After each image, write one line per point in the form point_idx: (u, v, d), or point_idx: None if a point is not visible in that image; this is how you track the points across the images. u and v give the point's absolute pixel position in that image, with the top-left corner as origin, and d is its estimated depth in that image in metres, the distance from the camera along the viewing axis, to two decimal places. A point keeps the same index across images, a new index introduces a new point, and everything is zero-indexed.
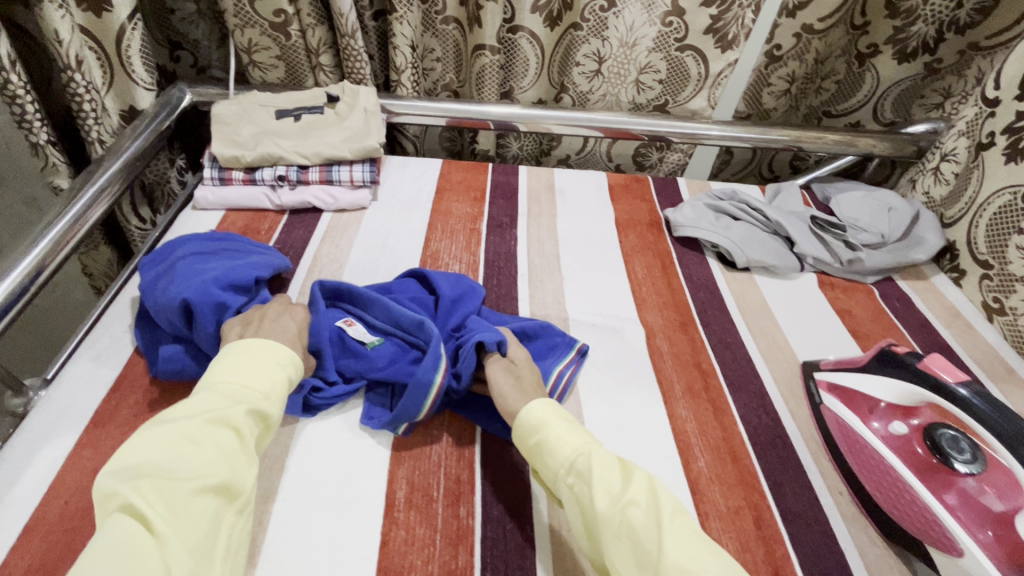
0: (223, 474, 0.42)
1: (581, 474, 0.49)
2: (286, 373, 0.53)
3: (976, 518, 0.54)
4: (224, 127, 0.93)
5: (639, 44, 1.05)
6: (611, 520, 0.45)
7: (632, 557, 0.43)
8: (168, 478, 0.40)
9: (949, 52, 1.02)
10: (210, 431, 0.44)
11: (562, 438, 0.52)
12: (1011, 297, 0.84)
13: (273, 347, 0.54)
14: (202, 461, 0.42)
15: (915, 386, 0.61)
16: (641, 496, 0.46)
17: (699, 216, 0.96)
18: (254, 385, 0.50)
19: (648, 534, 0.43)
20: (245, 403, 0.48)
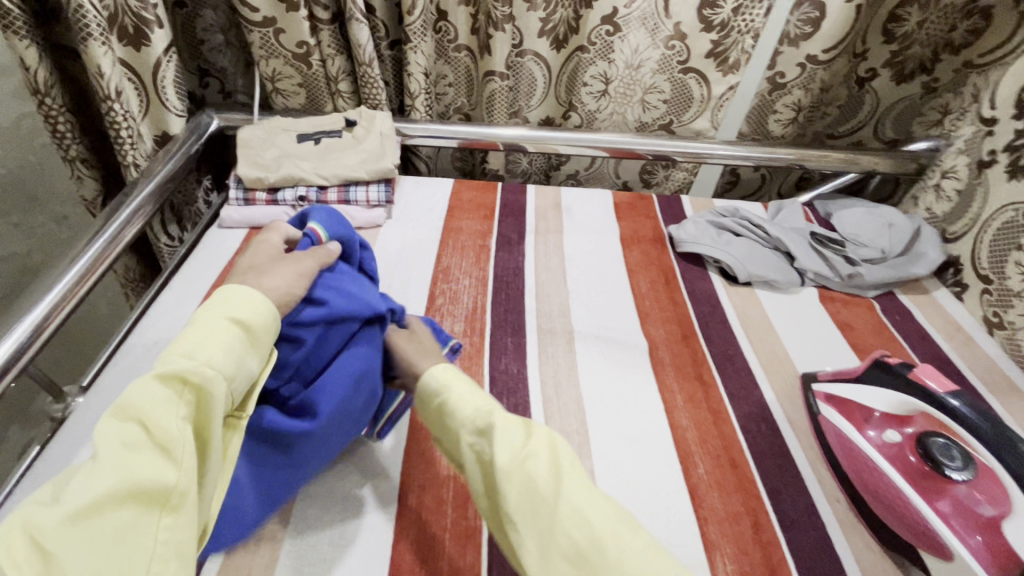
0: (117, 477, 0.36)
1: (484, 432, 0.50)
2: (226, 314, 0.45)
3: (967, 525, 0.57)
4: (250, 151, 0.99)
5: (644, 66, 1.10)
6: (510, 472, 0.47)
7: (525, 505, 0.46)
8: (52, 504, 0.35)
9: (945, 70, 1.04)
10: (108, 430, 0.38)
11: (464, 400, 0.52)
12: (1010, 312, 0.87)
13: (219, 301, 0.46)
14: (94, 466, 0.36)
15: (909, 396, 0.63)
16: (540, 448, 0.48)
17: (702, 233, 0.99)
18: (174, 353, 0.42)
19: (546, 484, 0.46)
20: (157, 376, 0.41)
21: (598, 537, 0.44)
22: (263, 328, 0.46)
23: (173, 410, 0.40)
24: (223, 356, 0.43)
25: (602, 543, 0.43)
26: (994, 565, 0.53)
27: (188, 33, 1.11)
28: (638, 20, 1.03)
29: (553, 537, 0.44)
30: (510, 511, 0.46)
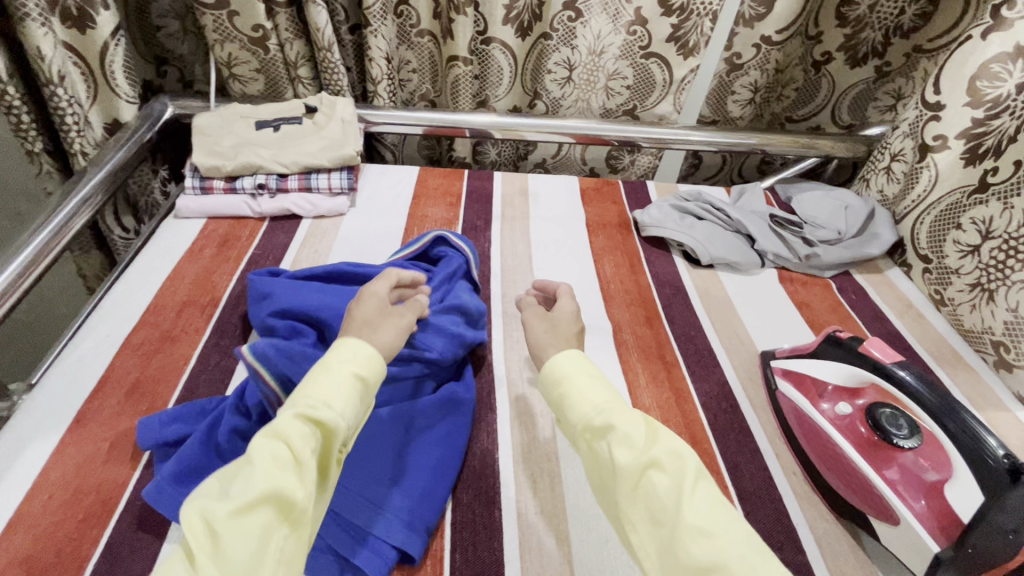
0: (264, 484, 0.38)
1: (598, 431, 0.47)
2: (351, 369, 0.47)
3: (912, 490, 0.59)
4: (205, 139, 0.96)
5: (607, 52, 1.10)
6: (630, 474, 0.43)
7: (645, 512, 0.42)
8: (221, 498, 0.37)
9: (897, 55, 1.09)
10: (259, 444, 0.40)
11: (583, 395, 0.50)
12: (949, 289, 0.90)
13: (343, 345, 0.49)
14: (250, 475, 0.38)
15: (859, 368, 0.64)
16: (665, 457, 0.43)
17: (665, 217, 1.00)
18: (310, 392, 0.44)
19: (668, 496, 0.41)
20: (299, 411, 0.43)
21: (723, 560, 0.37)
22: (376, 378, 0.49)
23: (311, 443, 0.41)
24: (351, 407, 0.45)
25: (725, 563, 0.37)
26: (936, 527, 0.55)
27: (141, 18, 1.06)
28: (600, 5, 1.03)
29: (675, 551, 0.39)
30: (629, 513, 0.43)
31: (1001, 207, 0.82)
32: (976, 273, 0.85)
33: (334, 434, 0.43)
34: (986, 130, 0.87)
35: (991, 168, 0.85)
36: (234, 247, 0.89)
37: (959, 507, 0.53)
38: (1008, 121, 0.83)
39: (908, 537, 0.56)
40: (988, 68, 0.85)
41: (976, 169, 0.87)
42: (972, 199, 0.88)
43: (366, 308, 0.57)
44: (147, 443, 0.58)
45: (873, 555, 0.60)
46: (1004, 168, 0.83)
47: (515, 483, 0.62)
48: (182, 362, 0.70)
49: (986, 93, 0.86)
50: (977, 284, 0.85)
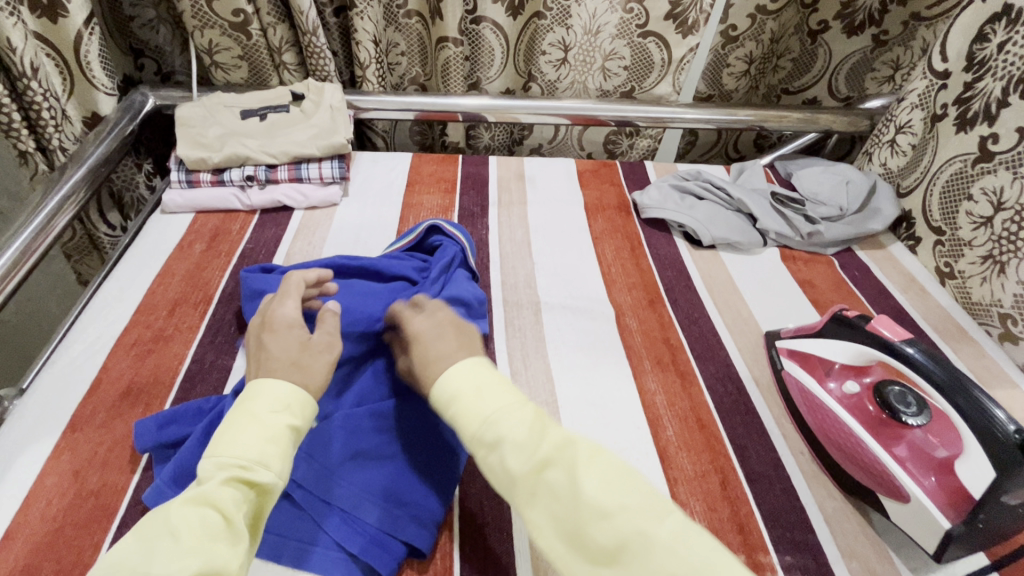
0: (197, 565, 0.35)
1: (490, 446, 0.42)
2: (285, 419, 0.44)
3: (921, 467, 0.58)
4: (190, 130, 0.92)
5: (602, 31, 1.07)
6: (526, 481, 0.40)
7: (548, 516, 0.39)
8: None
9: (894, 23, 1.06)
10: (187, 516, 0.37)
11: (468, 411, 0.43)
12: (960, 262, 0.89)
13: (270, 387, 0.45)
14: (173, 551, 0.35)
15: (866, 346, 0.63)
16: (552, 448, 0.40)
17: (665, 197, 0.99)
18: (241, 454, 0.41)
19: (565, 491, 0.39)
20: (227, 474, 0.40)
21: (629, 535, 0.36)
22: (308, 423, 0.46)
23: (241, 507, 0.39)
24: (286, 463, 0.43)
25: (645, 531, 0.36)
26: (946, 504, 0.54)
27: (113, 7, 1.02)
28: None
29: (583, 538, 0.38)
30: (538, 524, 0.40)
31: (1011, 177, 0.81)
32: (989, 245, 0.84)
33: (270, 494, 0.41)
34: (972, 94, 0.88)
35: (987, 134, 0.85)
36: (224, 241, 0.87)
37: (969, 483, 0.53)
38: (991, 83, 0.85)
39: (918, 514, 0.55)
40: (983, 31, 0.86)
41: (970, 136, 0.88)
42: (976, 169, 0.86)
43: (284, 343, 0.50)
44: (145, 445, 0.56)
45: (883, 533, 0.60)
46: (1003, 134, 0.83)
47: None
48: (177, 361, 0.68)
49: (978, 55, 0.87)
50: (989, 257, 0.84)
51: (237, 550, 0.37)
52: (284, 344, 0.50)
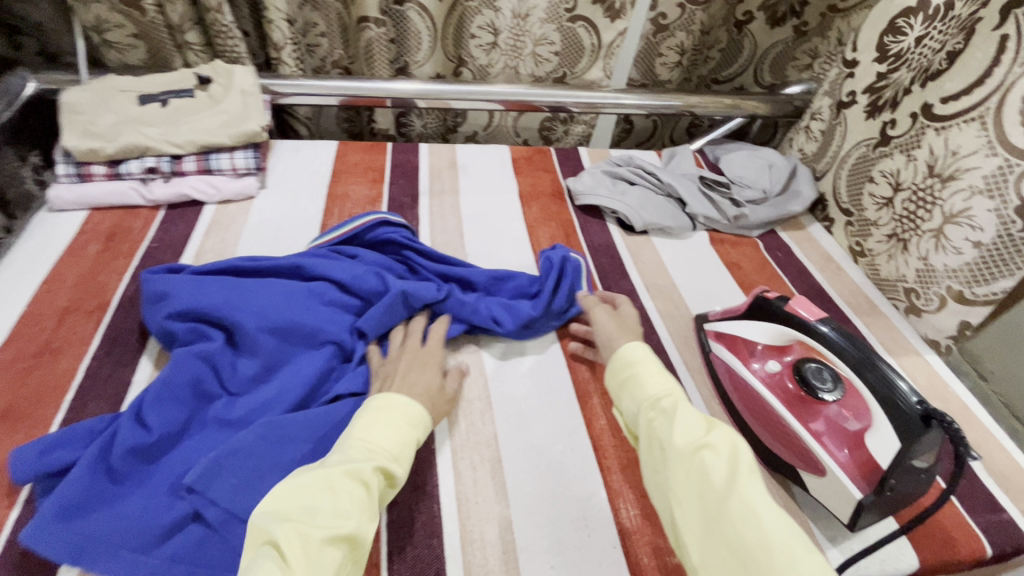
0: (352, 526, 0.43)
1: (665, 411, 0.53)
2: (418, 428, 0.53)
3: (837, 440, 0.61)
4: (77, 117, 0.83)
5: (532, 15, 1.04)
6: (685, 454, 0.49)
7: (694, 491, 0.48)
8: (308, 523, 0.42)
9: (813, 15, 1.11)
10: (346, 482, 0.45)
11: (656, 378, 0.57)
12: (868, 240, 0.94)
13: (412, 403, 0.53)
14: (337, 509, 0.43)
15: (786, 326, 0.66)
16: (719, 441, 0.50)
17: (598, 184, 0.98)
18: (388, 446, 0.49)
19: (718, 476, 0.47)
20: (378, 462, 0.48)
21: (768, 541, 0.43)
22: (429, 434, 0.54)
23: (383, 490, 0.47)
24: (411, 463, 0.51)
25: (770, 547, 0.42)
26: (859, 475, 0.57)
27: None
28: None
29: (718, 524, 0.45)
30: (677, 492, 0.48)
31: (905, 159, 0.87)
32: (892, 224, 0.89)
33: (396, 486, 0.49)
34: (885, 84, 0.92)
35: (889, 120, 0.90)
36: (123, 242, 0.79)
37: (878, 455, 0.56)
38: (904, 74, 0.89)
39: (833, 486, 0.58)
40: (896, 24, 0.90)
41: (875, 122, 0.93)
42: (877, 152, 0.92)
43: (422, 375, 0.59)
44: (23, 477, 0.50)
45: (804, 505, 0.63)
46: (901, 121, 0.88)
47: (453, 472, 0.60)
48: (65, 379, 0.61)
49: (892, 48, 0.91)
50: (893, 235, 0.89)
51: (373, 525, 0.45)
52: (425, 378, 0.59)
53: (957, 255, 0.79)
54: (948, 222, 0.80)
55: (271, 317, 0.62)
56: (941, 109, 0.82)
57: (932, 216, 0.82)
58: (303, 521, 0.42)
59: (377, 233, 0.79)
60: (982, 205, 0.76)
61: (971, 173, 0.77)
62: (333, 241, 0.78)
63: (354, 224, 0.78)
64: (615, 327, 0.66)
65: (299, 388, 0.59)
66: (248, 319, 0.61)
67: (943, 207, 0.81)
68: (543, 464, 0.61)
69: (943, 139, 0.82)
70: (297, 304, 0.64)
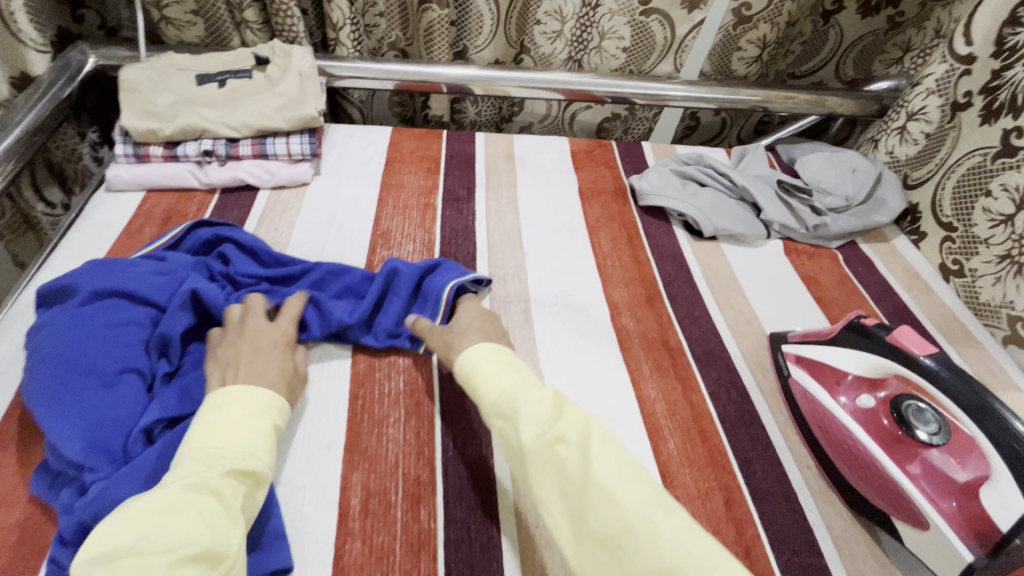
0: (202, 541, 0.38)
1: (507, 416, 0.49)
2: (273, 420, 0.50)
3: (940, 489, 0.55)
4: (136, 96, 0.81)
5: (602, 6, 0.97)
6: (538, 454, 0.46)
7: (556, 486, 0.45)
8: (146, 552, 0.36)
9: (910, 5, 1.01)
10: (186, 498, 0.40)
11: (490, 381, 0.52)
12: (973, 259, 0.85)
13: (253, 392, 0.50)
14: (176, 527, 0.38)
15: (886, 359, 0.59)
16: (569, 428, 0.46)
17: (665, 183, 0.92)
18: (231, 445, 0.45)
19: (572, 464, 0.44)
20: (225, 465, 0.44)
21: (627, 521, 0.40)
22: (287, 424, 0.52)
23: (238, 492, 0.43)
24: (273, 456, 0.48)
25: (630, 526, 0.40)
26: (966, 531, 0.51)
27: None
28: None
29: (586, 519, 0.42)
30: (542, 494, 0.45)
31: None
32: (1008, 244, 0.80)
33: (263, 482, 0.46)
34: (1000, 83, 0.83)
35: (1013, 127, 0.80)
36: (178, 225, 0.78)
37: (996, 512, 0.49)
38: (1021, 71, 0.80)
39: (939, 543, 0.52)
40: (1016, 14, 0.81)
41: (993, 128, 0.84)
42: (998, 163, 0.82)
43: (270, 361, 0.55)
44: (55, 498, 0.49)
45: (893, 556, 0.56)
46: None
47: (513, 492, 0.56)
48: None
49: (1010, 40, 0.82)
50: (1008, 256, 0.80)
51: (232, 533, 0.41)
52: (277, 364, 0.55)
53: None
54: None
55: (54, 358, 0.51)
56: None
57: None
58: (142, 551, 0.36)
59: (199, 237, 0.71)
60: None
61: None
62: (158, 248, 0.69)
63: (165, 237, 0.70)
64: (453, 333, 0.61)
65: (98, 433, 0.49)
66: (31, 371, 0.51)
67: None
68: None
69: None
70: (82, 334, 0.53)
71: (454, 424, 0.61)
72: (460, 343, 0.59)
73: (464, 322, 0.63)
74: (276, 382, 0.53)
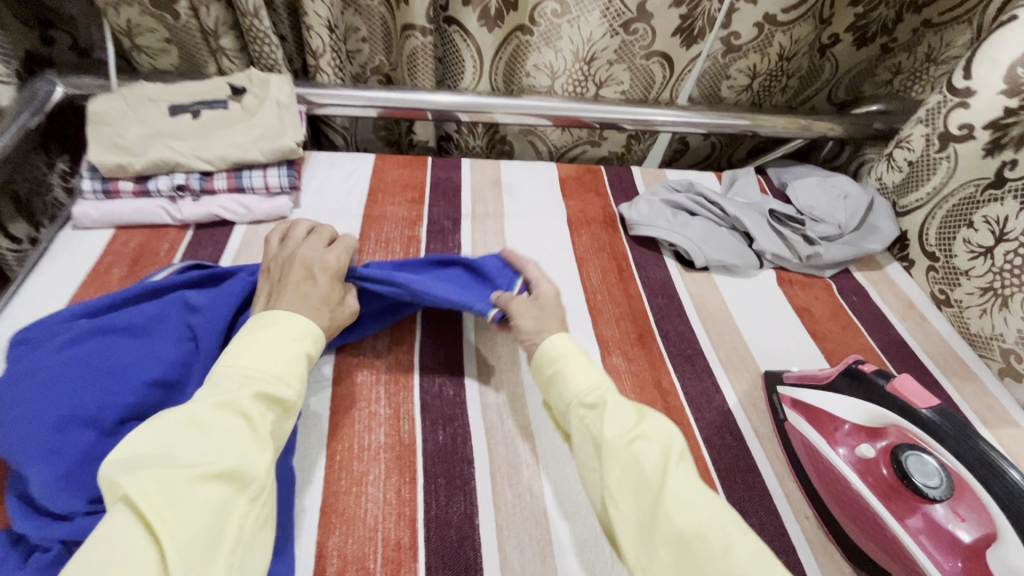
0: (228, 462, 0.41)
1: (593, 407, 0.52)
2: (305, 348, 0.52)
3: (946, 549, 0.52)
4: (104, 129, 0.77)
5: (598, 57, 0.97)
6: (618, 451, 0.48)
7: (627, 479, 0.47)
8: (171, 465, 0.39)
9: (904, 31, 0.99)
10: (216, 417, 0.43)
11: (580, 371, 0.55)
12: (956, 291, 0.85)
13: (292, 318, 0.52)
14: (204, 444, 0.41)
15: (885, 409, 0.57)
16: (652, 431, 0.49)
17: (656, 213, 0.90)
18: (264, 369, 0.48)
19: (653, 469, 0.46)
20: (254, 389, 0.46)
21: (704, 528, 0.42)
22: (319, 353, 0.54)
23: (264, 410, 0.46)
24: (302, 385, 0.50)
25: (706, 532, 0.42)
26: None
27: None
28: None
29: (658, 522, 0.44)
30: (613, 490, 0.47)
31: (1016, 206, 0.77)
32: (989, 277, 0.79)
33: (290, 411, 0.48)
34: (1014, 120, 0.77)
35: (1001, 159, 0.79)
36: (148, 265, 0.74)
37: None
38: None
39: None
40: None
41: (994, 162, 0.80)
42: (985, 194, 0.81)
43: (315, 291, 0.58)
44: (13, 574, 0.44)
45: None
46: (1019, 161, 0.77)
47: (498, 554, 0.53)
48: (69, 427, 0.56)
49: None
50: (990, 290, 0.80)
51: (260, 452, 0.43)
52: (325, 288, 0.58)
53: None
54: None
55: (38, 412, 0.46)
56: None
57: None
58: (163, 464, 0.39)
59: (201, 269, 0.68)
60: None
61: None
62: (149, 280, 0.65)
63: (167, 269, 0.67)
64: (535, 316, 0.62)
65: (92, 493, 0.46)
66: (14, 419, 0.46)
67: None
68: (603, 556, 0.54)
69: None
70: (70, 383, 0.49)
71: (436, 480, 0.58)
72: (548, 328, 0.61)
73: (548, 304, 0.64)
74: (317, 309, 0.56)
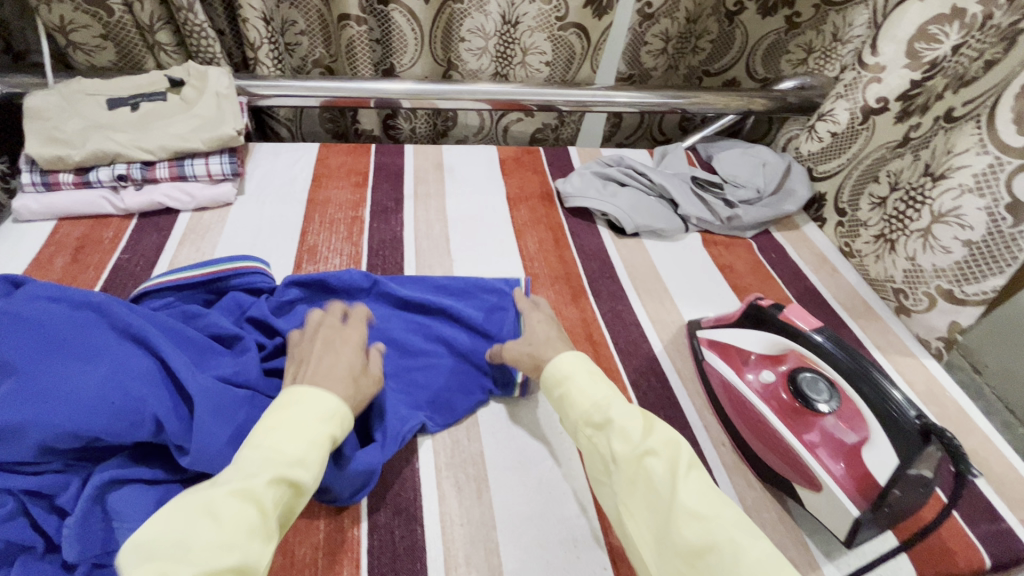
0: (236, 557, 0.36)
1: (599, 426, 0.50)
2: (330, 433, 0.46)
3: (832, 453, 0.58)
4: (42, 123, 0.79)
5: (521, 22, 1.03)
6: (628, 465, 0.46)
7: (642, 497, 0.45)
8: (180, 558, 0.35)
9: (806, 7, 1.08)
10: (231, 504, 0.38)
11: (584, 392, 0.53)
12: (857, 241, 0.94)
13: (318, 396, 0.47)
14: (216, 536, 0.37)
15: (776, 336, 0.63)
16: (659, 445, 0.46)
17: (587, 185, 0.96)
18: (287, 450, 0.43)
19: (661, 481, 0.44)
20: (274, 473, 0.41)
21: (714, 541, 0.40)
22: (344, 434, 0.49)
23: (279, 501, 0.41)
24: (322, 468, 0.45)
25: (715, 543, 0.40)
26: (853, 490, 0.55)
27: None
28: None
29: (669, 533, 0.42)
30: (626, 501, 0.46)
31: (913, 159, 0.88)
32: (881, 225, 0.89)
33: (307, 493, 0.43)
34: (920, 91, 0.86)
35: (915, 125, 0.88)
36: (93, 253, 0.76)
37: (875, 468, 0.54)
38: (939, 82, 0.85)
39: (830, 501, 0.56)
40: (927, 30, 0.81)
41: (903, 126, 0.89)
42: (894, 154, 0.91)
43: (334, 361, 0.53)
44: None
45: (800, 521, 0.60)
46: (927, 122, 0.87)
47: (437, 492, 0.58)
48: None
49: (926, 55, 0.82)
50: (881, 236, 0.89)
51: (268, 546, 0.39)
52: (347, 360, 0.54)
53: (946, 254, 0.79)
54: (937, 221, 0.79)
55: (70, 391, 0.45)
56: (959, 111, 0.81)
57: (920, 215, 0.82)
58: (173, 559, 0.35)
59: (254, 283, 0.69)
60: (971, 204, 0.75)
61: (961, 172, 0.76)
62: (201, 274, 0.67)
63: (227, 265, 0.68)
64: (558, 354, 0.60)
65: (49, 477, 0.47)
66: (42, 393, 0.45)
67: (932, 206, 0.80)
68: (529, 479, 0.59)
69: (948, 138, 0.82)
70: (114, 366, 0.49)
71: None
72: (543, 352, 0.59)
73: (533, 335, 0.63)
74: (343, 381, 0.51)
